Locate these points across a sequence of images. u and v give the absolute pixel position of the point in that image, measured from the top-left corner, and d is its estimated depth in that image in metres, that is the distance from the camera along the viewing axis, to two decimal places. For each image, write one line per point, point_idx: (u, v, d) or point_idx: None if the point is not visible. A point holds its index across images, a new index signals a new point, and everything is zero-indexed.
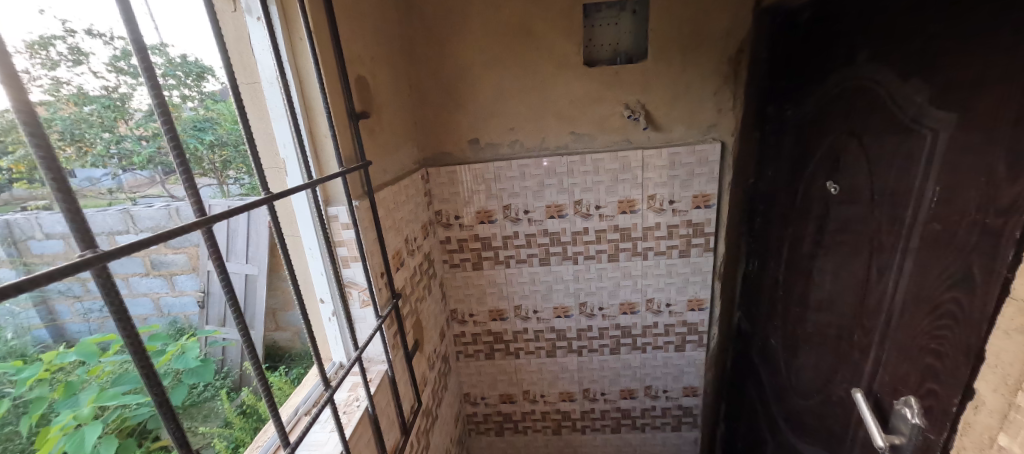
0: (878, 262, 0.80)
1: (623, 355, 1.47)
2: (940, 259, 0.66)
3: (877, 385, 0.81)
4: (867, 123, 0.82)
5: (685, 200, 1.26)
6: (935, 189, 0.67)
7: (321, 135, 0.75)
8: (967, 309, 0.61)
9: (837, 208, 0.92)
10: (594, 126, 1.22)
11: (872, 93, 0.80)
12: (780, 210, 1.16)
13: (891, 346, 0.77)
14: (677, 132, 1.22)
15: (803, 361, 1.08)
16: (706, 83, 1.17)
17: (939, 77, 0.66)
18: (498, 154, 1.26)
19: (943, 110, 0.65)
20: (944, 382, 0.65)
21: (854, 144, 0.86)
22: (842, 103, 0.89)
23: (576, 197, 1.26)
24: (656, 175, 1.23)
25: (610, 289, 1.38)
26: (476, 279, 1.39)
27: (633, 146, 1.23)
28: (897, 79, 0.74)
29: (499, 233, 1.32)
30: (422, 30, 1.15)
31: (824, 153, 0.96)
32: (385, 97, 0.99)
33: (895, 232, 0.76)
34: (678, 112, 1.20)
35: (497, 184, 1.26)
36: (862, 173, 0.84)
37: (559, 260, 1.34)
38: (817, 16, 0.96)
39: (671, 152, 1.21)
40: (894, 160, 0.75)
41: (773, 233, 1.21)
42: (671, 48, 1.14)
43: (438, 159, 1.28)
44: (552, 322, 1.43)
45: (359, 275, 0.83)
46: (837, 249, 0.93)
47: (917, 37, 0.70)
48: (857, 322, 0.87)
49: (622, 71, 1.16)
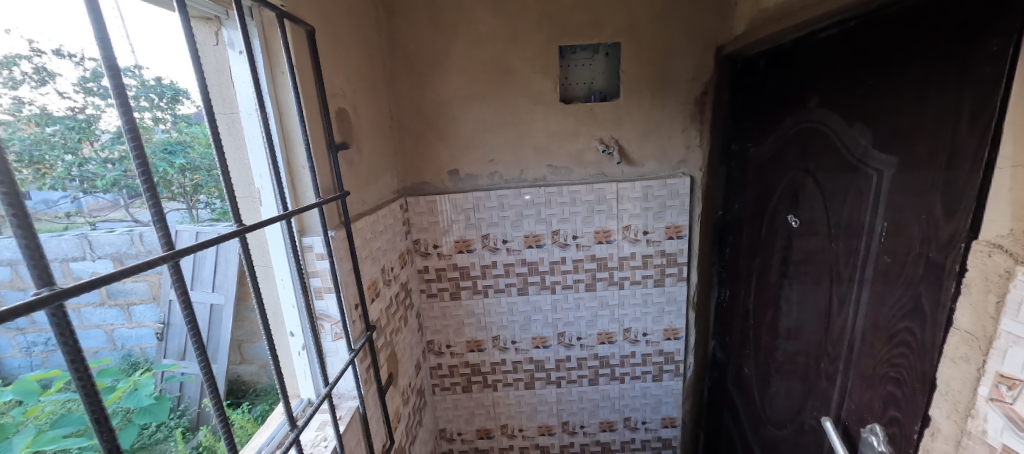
0: (838, 292, 0.84)
1: (601, 386, 1.46)
2: (893, 290, 0.70)
3: (845, 414, 0.83)
4: (820, 162, 0.89)
5: (658, 231, 1.30)
6: (883, 225, 0.72)
7: (298, 165, 0.75)
8: (920, 337, 0.65)
9: (799, 240, 0.97)
10: (570, 160, 1.26)
11: (823, 135, 0.87)
12: (746, 241, 1.22)
13: (855, 374, 0.80)
14: (649, 167, 1.27)
15: (775, 390, 1.10)
16: (675, 121, 1.24)
17: (879, 123, 0.72)
18: (477, 184, 1.28)
19: (885, 153, 0.72)
20: (905, 409, 0.68)
21: (810, 182, 0.92)
22: (798, 144, 0.95)
23: (554, 226, 1.28)
24: (631, 206, 1.27)
25: (587, 319, 1.38)
26: (453, 309, 1.37)
27: (608, 179, 1.27)
28: (844, 123, 0.81)
29: (476, 262, 1.32)
30: (404, 65, 1.18)
31: (784, 189, 1.02)
32: (365, 129, 1.00)
33: (851, 263, 0.81)
34: (649, 147, 1.25)
35: (476, 214, 1.28)
36: (818, 208, 0.90)
37: (537, 289, 1.35)
38: (772, 64, 1.05)
39: (644, 185, 1.25)
40: (846, 197, 0.81)
41: (742, 263, 1.25)
42: (641, 88, 1.21)
43: (417, 189, 1.28)
44: (531, 352, 1.42)
45: (333, 307, 0.81)
46: (801, 279, 0.97)
47: (858, 87, 0.77)
48: (823, 350, 0.90)
49: (596, 108, 1.22)
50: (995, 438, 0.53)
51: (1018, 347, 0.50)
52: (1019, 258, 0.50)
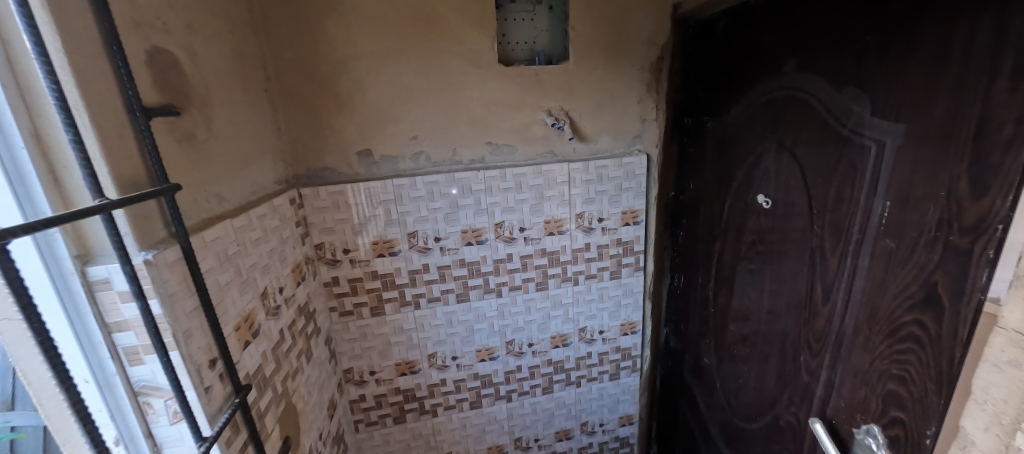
0: (822, 280, 0.78)
1: (555, 393, 1.31)
2: (897, 277, 0.64)
3: (831, 411, 0.78)
4: (798, 135, 0.80)
5: (614, 218, 1.15)
6: (885, 204, 0.65)
7: (61, 145, 0.48)
8: (935, 333, 0.58)
9: (770, 223, 0.89)
10: (514, 136, 1.05)
11: (802, 103, 0.78)
12: (704, 223, 1.12)
13: (844, 369, 0.74)
14: (603, 144, 1.11)
15: (742, 381, 1.03)
16: (630, 90, 1.09)
17: (881, 85, 0.63)
18: (398, 169, 1.02)
19: (888, 120, 0.63)
20: (911, 411, 0.62)
21: (785, 157, 0.84)
22: (769, 115, 0.86)
23: (497, 218, 1.08)
24: (583, 191, 1.10)
25: (539, 322, 1.21)
26: (376, 328, 1.11)
27: (557, 159, 1.09)
28: (832, 89, 0.71)
29: (402, 266, 1.07)
30: (286, 9, 0.88)
31: (751, 167, 0.93)
32: (208, 96, 0.68)
33: (839, 248, 0.74)
34: (603, 122, 1.09)
35: (398, 207, 1.02)
36: (796, 185, 0.82)
37: (480, 294, 1.14)
38: (733, 25, 0.93)
39: (598, 165, 1.09)
40: (834, 172, 0.73)
41: (699, 248, 1.16)
42: (594, 50, 1.03)
43: (318, 176, 0.99)
44: (475, 367, 1.22)
45: (161, 375, 0.56)
46: (772, 264, 0.90)
47: (852, 44, 0.67)
48: (802, 342, 0.84)
49: (542, 73, 1.02)
50: None
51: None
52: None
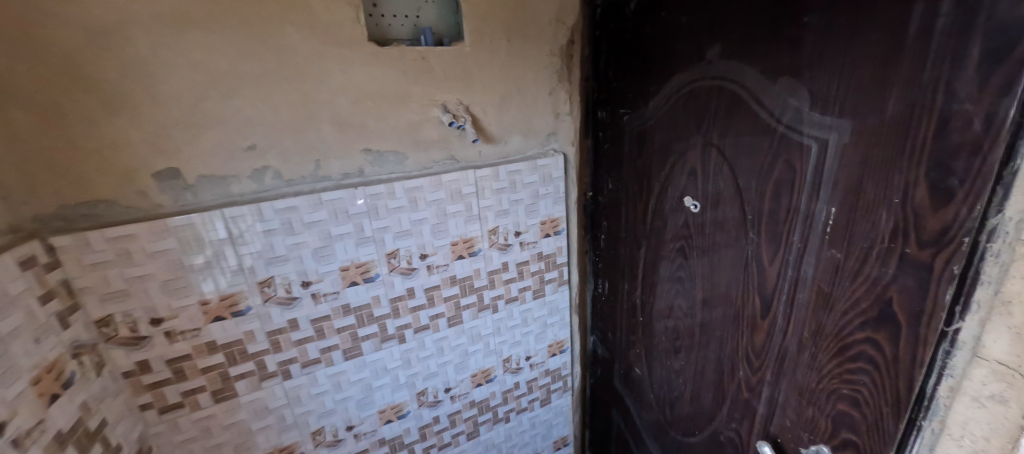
0: (762, 292, 0.71)
1: (482, 436, 1.15)
2: (846, 289, 0.59)
3: (775, 428, 0.73)
4: (727, 130, 0.72)
5: (532, 230, 1.01)
6: (830, 210, 0.59)
7: None
8: (893, 353, 0.55)
9: (700, 228, 0.81)
10: (402, 138, 0.83)
11: (731, 95, 0.70)
12: (625, 227, 1.03)
13: (788, 386, 0.69)
14: (513, 144, 0.95)
15: (677, 394, 0.96)
16: (539, 81, 0.94)
17: (823, 77, 0.57)
18: (228, 193, 0.74)
19: (830, 115, 0.57)
20: (867, 434, 0.59)
21: (713, 155, 0.76)
22: (693, 108, 0.78)
23: (390, 246, 0.85)
24: (495, 201, 0.93)
25: (456, 363, 1.02)
26: (227, 417, 0.83)
27: (461, 165, 0.90)
28: (764, 80, 0.65)
29: (258, 328, 0.80)
30: None
31: (676, 166, 0.84)
32: None
33: (779, 258, 0.67)
34: (510, 119, 0.92)
35: (243, 249, 0.75)
36: (728, 187, 0.74)
37: (376, 344, 0.91)
38: (647, 6, 0.82)
39: (510, 170, 0.93)
40: (770, 174, 0.66)
41: (622, 253, 1.06)
42: (494, 29, 0.85)
43: (88, 216, 0.67)
44: (380, 432, 0.99)
45: None
46: (704, 273, 0.82)
47: (786, 30, 0.61)
48: (741, 356, 0.77)
49: (430, 57, 0.80)
50: None
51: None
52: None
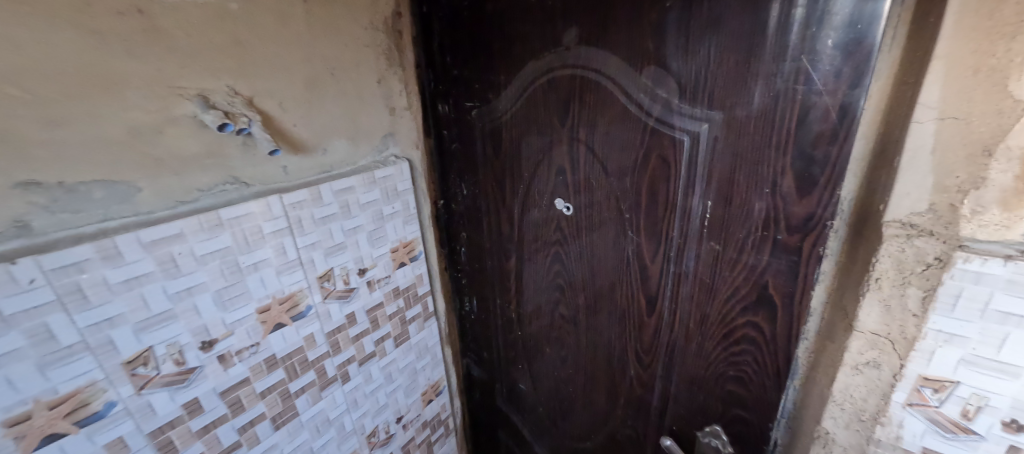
0: (647, 292, 0.69)
1: None
2: (726, 279, 0.60)
3: (671, 418, 0.74)
4: (593, 124, 0.66)
5: (382, 263, 0.79)
6: (705, 203, 0.59)
7: None
8: (772, 332, 0.58)
9: (575, 232, 0.75)
10: (137, 156, 0.48)
11: (593, 85, 0.63)
12: (489, 236, 0.91)
13: (679, 377, 0.70)
14: (335, 152, 0.69)
15: (568, 403, 0.92)
16: (364, 64, 0.71)
17: (686, 66, 0.55)
18: None
19: (698, 107, 0.55)
20: (754, 407, 0.63)
21: (580, 152, 0.69)
22: (552, 100, 0.69)
23: (129, 350, 0.48)
24: (325, 234, 0.67)
25: None
26: None
27: (251, 191, 0.59)
28: (626, 68, 0.59)
29: None
30: None
31: (540, 166, 0.75)
32: None
33: (660, 255, 0.65)
34: (327, 116, 0.67)
35: None
36: (600, 186, 0.68)
37: None
38: None
39: (338, 187, 0.68)
40: (645, 170, 0.63)
41: (488, 266, 0.94)
42: None
43: None
44: None
45: None
46: (584, 279, 0.77)
47: (645, 13, 0.56)
48: (631, 357, 0.75)
49: (157, 15, 0.47)
50: (911, 442, 0.47)
51: (947, 346, 0.42)
52: (947, 241, 0.41)
